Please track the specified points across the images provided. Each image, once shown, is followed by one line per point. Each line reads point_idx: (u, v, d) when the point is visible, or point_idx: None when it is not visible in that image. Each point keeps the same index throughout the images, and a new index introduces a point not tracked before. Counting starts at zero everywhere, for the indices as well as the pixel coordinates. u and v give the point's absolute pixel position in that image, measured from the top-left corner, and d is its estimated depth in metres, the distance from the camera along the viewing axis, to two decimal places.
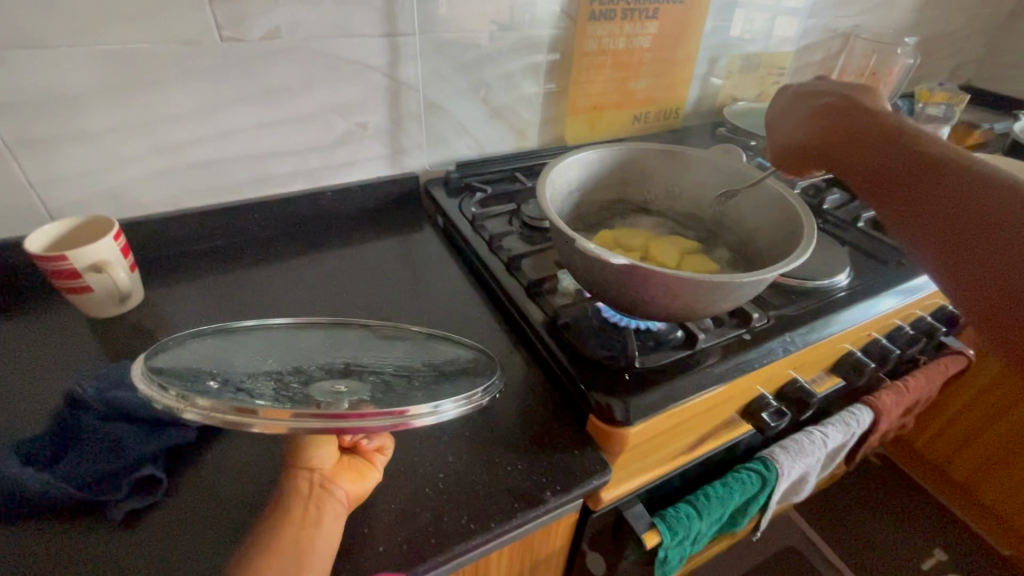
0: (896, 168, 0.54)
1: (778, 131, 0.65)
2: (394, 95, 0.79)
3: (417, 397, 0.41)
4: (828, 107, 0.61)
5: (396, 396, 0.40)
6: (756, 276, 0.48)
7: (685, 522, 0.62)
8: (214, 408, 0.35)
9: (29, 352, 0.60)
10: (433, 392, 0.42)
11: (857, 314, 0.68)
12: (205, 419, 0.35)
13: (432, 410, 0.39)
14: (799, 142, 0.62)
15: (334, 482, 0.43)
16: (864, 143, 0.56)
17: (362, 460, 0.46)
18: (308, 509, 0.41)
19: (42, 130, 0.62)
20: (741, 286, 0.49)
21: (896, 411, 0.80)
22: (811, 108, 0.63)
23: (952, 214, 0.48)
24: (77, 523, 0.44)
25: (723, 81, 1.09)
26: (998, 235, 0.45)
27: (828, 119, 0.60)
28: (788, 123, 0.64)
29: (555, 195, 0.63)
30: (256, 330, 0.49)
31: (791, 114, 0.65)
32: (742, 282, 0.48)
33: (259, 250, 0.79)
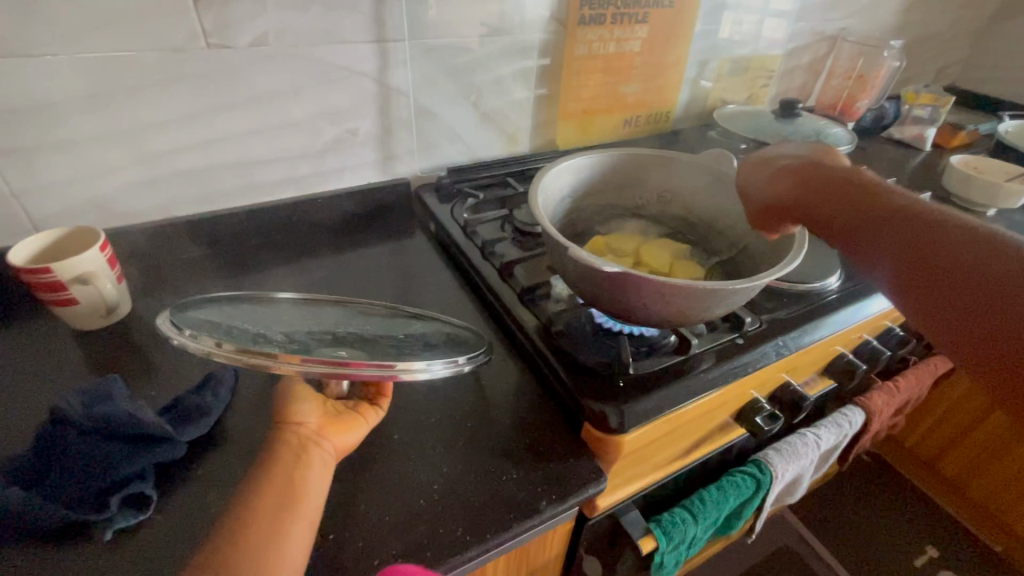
0: (875, 226, 0.50)
1: (751, 189, 0.60)
2: (384, 101, 0.79)
3: (411, 356, 0.46)
4: (798, 167, 0.57)
5: (393, 355, 0.45)
6: (749, 282, 0.49)
7: (680, 526, 0.62)
8: (237, 352, 0.41)
9: (12, 367, 0.58)
10: (427, 354, 0.47)
11: (848, 316, 0.69)
12: (227, 360, 0.41)
13: (424, 368, 0.45)
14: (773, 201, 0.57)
15: (321, 435, 0.46)
16: (846, 201, 0.53)
17: (348, 413, 0.50)
18: (297, 454, 0.44)
19: (24, 139, 0.61)
20: (733, 293, 0.49)
21: (888, 411, 0.81)
22: (778, 168, 0.59)
23: (938, 268, 0.45)
24: (66, 543, 0.43)
25: (713, 84, 1.10)
26: (984, 290, 0.42)
27: (800, 176, 0.56)
28: (756, 181, 0.59)
29: (547, 201, 0.63)
30: (265, 301, 0.52)
31: (759, 171, 0.60)
32: (735, 289, 0.48)
33: (249, 258, 0.78)
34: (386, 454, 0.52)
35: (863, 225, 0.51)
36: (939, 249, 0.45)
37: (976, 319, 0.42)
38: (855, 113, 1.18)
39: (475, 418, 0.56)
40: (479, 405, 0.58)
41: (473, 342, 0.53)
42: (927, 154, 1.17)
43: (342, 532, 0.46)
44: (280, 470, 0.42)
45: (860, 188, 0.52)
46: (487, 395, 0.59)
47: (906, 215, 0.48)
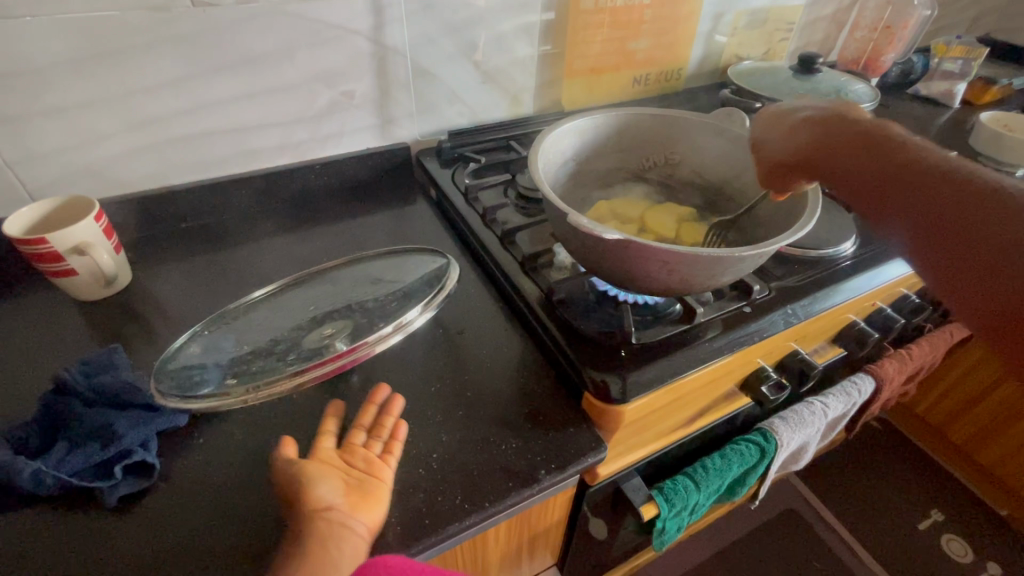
0: (887, 178, 0.47)
1: (766, 142, 0.56)
2: (380, 61, 0.76)
3: (385, 321, 0.52)
4: (817, 117, 0.54)
5: (364, 330, 0.51)
6: (757, 250, 0.47)
7: (682, 493, 0.62)
8: (244, 396, 0.47)
9: (16, 337, 0.59)
10: (391, 315, 0.53)
11: (861, 283, 0.67)
12: (230, 404, 0.46)
13: (404, 324, 0.52)
14: (787, 153, 0.54)
15: (352, 517, 0.42)
16: (863, 151, 0.49)
17: (372, 481, 0.44)
18: (326, 548, 0.39)
19: (13, 107, 0.59)
20: (740, 260, 0.47)
21: (899, 379, 0.79)
22: (793, 121, 0.55)
23: (951, 217, 0.42)
24: (74, 508, 0.44)
25: (728, 38, 1.04)
26: (995, 240, 0.39)
27: (816, 127, 0.53)
28: (772, 135, 0.56)
29: (548, 166, 0.60)
30: (234, 313, 0.56)
31: (774, 126, 0.56)
32: (742, 256, 0.46)
33: (249, 226, 0.77)
34: None
35: (873, 176, 0.48)
36: (955, 198, 0.42)
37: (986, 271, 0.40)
38: (880, 69, 1.12)
39: (474, 388, 0.56)
40: (479, 376, 0.57)
41: (441, 276, 0.57)
42: (955, 111, 1.11)
43: None
44: (314, 568, 0.39)
45: (878, 138, 0.49)
46: (486, 365, 0.58)
47: (921, 163, 0.45)
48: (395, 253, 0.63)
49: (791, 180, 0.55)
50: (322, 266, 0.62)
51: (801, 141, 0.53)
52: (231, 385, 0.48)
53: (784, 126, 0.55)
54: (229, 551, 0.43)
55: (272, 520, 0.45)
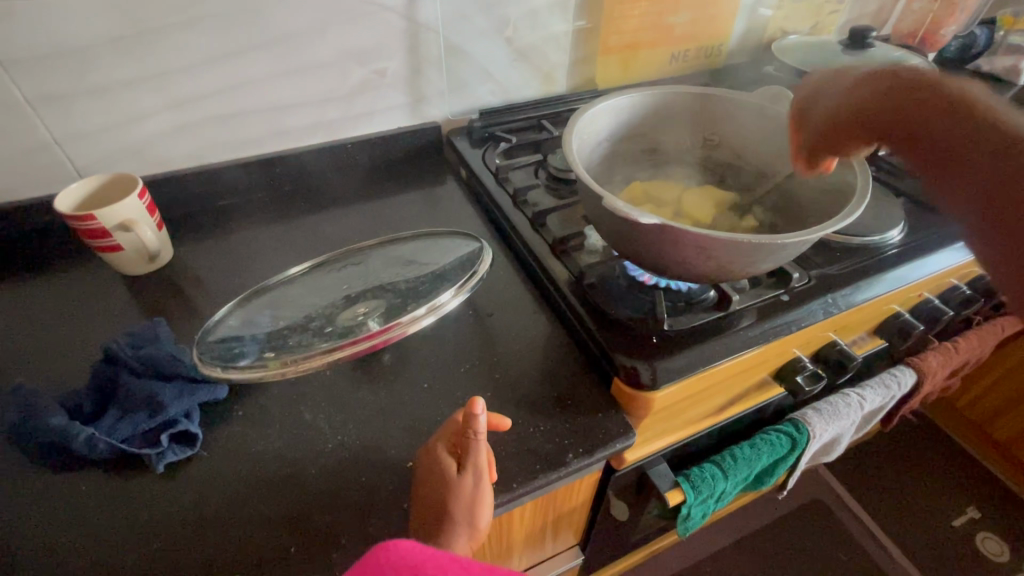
0: (962, 145, 0.41)
1: (815, 104, 0.54)
2: (412, 38, 0.75)
3: (418, 303, 0.52)
4: (879, 78, 0.49)
5: (397, 311, 0.52)
6: (800, 236, 0.45)
7: (709, 481, 0.63)
8: (280, 369, 0.48)
9: (67, 310, 0.62)
10: (424, 298, 0.53)
11: (909, 272, 0.64)
12: (266, 376, 0.48)
13: (437, 308, 0.52)
14: (830, 108, 0.52)
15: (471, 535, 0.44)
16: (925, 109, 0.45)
17: None
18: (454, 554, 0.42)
19: (60, 85, 0.61)
20: (782, 248, 0.46)
21: (942, 373, 0.77)
22: (856, 81, 0.51)
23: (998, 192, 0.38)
24: (125, 472, 0.47)
25: (773, 12, 0.99)
26: None
27: (874, 86, 0.49)
28: (820, 97, 0.54)
29: (582, 148, 0.59)
30: (271, 289, 0.58)
31: (834, 87, 0.53)
32: (784, 244, 0.45)
33: (283, 205, 0.79)
34: (415, 402, 0.53)
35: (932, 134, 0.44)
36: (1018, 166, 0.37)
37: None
38: (937, 43, 1.04)
39: (503, 370, 0.56)
40: (508, 358, 0.57)
41: (474, 260, 0.57)
42: None
43: (373, 477, 0.48)
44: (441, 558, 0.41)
45: (936, 92, 0.44)
46: (515, 348, 0.58)
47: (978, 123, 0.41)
48: (428, 236, 0.63)
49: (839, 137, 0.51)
50: (356, 247, 0.63)
51: (857, 99, 0.50)
52: (270, 358, 0.49)
53: (844, 86, 0.52)
54: (267, 522, 0.45)
55: (312, 493, 0.47)
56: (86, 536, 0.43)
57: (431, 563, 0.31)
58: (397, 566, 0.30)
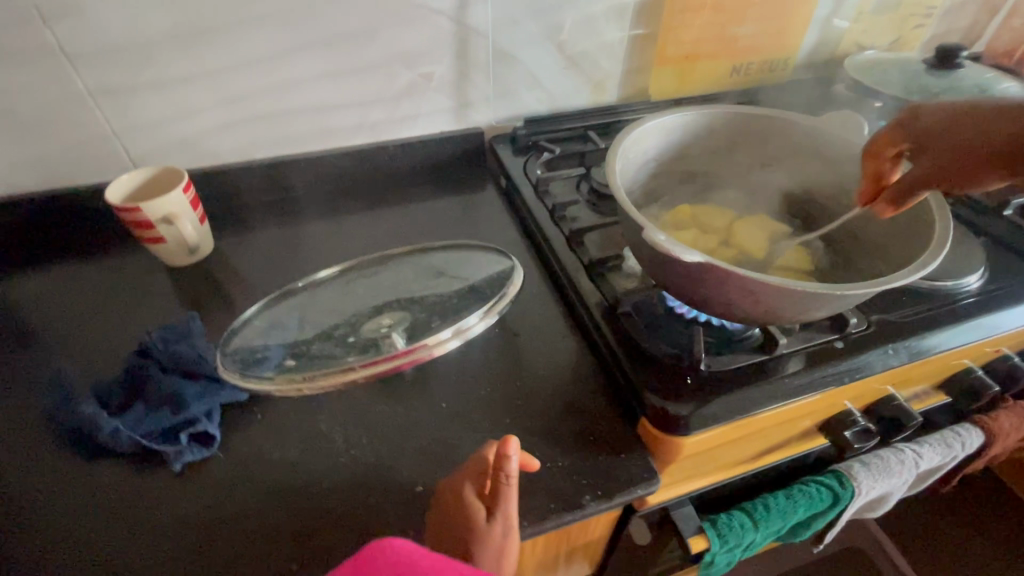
0: None
1: (934, 141, 0.48)
2: (461, 42, 0.73)
3: (443, 323, 0.51)
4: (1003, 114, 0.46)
5: (422, 329, 0.51)
6: (863, 289, 0.41)
7: (738, 530, 0.59)
8: (299, 383, 0.47)
9: (110, 297, 0.64)
10: (451, 318, 0.51)
11: (987, 326, 0.57)
12: (284, 389, 0.47)
13: (462, 331, 0.50)
14: (954, 146, 0.46)
15: None
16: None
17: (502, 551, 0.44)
18: None
19: (120, 79, 0.63)
20: (840, 299, 0.42)
21: (1015, 436, 0.71)
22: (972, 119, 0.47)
23: None
24: (143, 467, 0.47)
25: (849, 24, 0.92)
26: None
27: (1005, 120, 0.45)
28: (941, 132, 0.48)
29: (627, 169, 0.56)
30: (300, 292, 0.58)
31: (944, 122, 0.48)
32: (843, 295, 0.41)
33: (323, 204, 0.79)
34: (432, 421, 0.52)
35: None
36: None
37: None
38: None
39: (525, 396, 0.54)
40: (531, 384, 0.55)
41: (504, 281, 0.54)
42: None
43: (382, 496, 0.47)
44: None
45: None
46: (540, 372, 0.56)
47: None
48: (459, 248, 0.61)
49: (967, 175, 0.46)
50: (388, 252, 0.62)
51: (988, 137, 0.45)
52: (290, 369, 0.48)
53: (958, 121, 0.47)
54: (273, 534, 0.44)
55: (321, 507, 0.46)
56: (102, 529, 0.44)
57: (426, 560, 0.29)
58: (391, 567, 0.29)
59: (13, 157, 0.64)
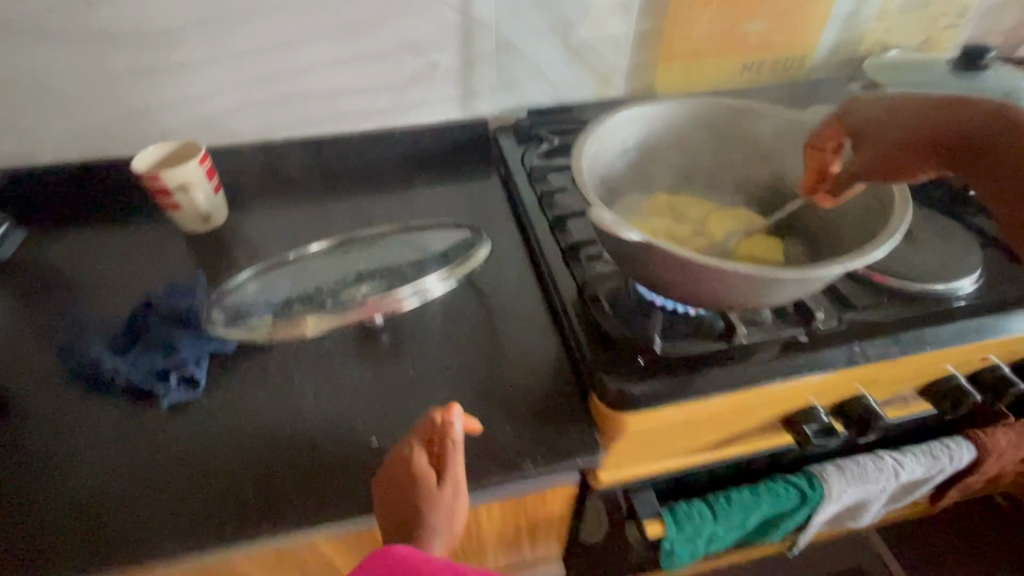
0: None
1: (870, 132, 0.49)
2: (466, 34, 0.77)
3: (405, 284, 0.55)
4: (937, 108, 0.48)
5: (386, 288, 0.55)
6: (793, 274, 0.42)
7: (695, 518, 0.60)
8: (272, 330, 0.53)
9: (133, 256, 0.71)
10: (412, 279, 0.56)
11: (970, 332, 0.55)
12: (259, 336, 0.52)
13: (420, 290, 0.54)
14: (886, 142, 0.49)
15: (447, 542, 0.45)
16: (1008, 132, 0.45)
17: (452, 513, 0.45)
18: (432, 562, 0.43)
19: (153, 60, 0.70)
20: (773, 282, 0.43)
21: (1012, 454, 0.67)
22: (903, 109, 0.49)
23: None
24: (138, 403, 0.53)
25: (873, 23, 0.89)
26: None
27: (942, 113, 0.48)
28: (876, 124, 0.49)
29: (603, 155, 0.57)
30: (290, 263, 0.61)
31: (883, 112, 0.50)
32: (772, 278, 0.42)
33: (331, 184, 0.84)
34: (398, 385, 0.56)
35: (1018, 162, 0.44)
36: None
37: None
38: None
39: (487, 369, 0.57)
40: (494, 357, 0.58)
41: (468, 254, 0.58)
42: None
43: (342, 445, 0.51)
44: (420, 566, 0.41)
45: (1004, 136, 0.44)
46: (505, 348, 0.59)
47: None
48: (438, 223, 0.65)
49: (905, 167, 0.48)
50: (378, 228, 0.66)
51: (910, 133, 0.48)
52: (267, 321, 0.53)
53: (892, 115, 0.49)
54: (240, 469, 0.49)
55: (286, 451, 0.50)
56: (98, 451, 0.50)
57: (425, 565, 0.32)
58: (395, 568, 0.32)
59: (60, 128, 0.73)
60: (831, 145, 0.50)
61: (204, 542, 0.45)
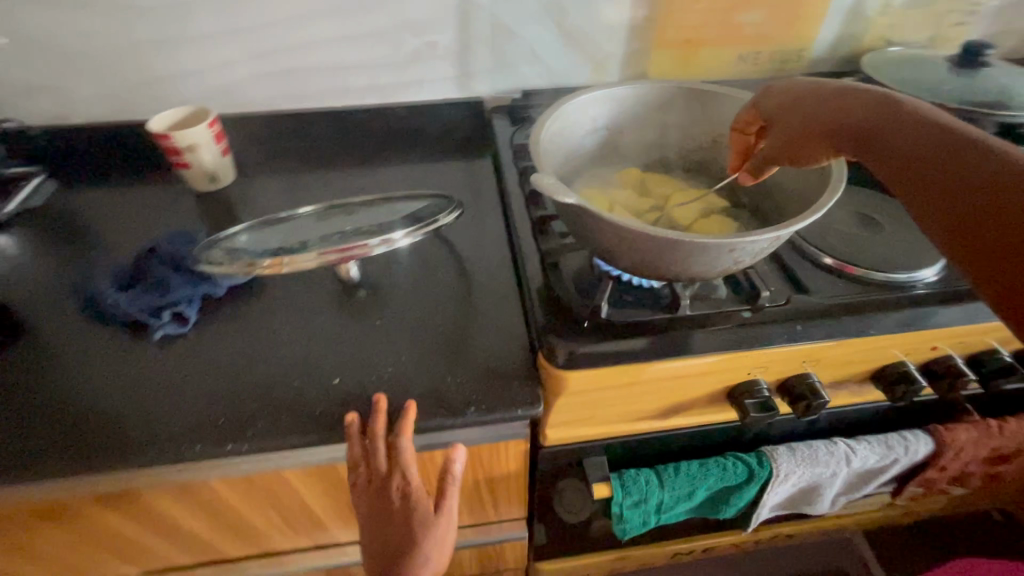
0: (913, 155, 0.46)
1: (778, 117, 0.54)
2: (463, 15, 0.80)
3: (377, 233, 0.58)
4: (833, 92, 0.52)
5: (360, 235, 0.58)
6: (716, 240, 0.44)
7: (642, 484, 0.63)
8: (249, 266, 0.56)
9: (146, 210, 0.78)
10: (382, 231, 0.58)
11: (920, 319, 0.56)
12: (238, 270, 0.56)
13: (387, 240, 0.57)
14: (794, 126, 0.52)
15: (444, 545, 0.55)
16: (891, 118, 0.47)
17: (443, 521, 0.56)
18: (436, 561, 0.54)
19: (173, 30, 0.76)
20: (698, 248, 0.45)
21: (973, 450, 0.68)
22: (808, 95, 0.53)
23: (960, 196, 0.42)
24: (136, 335, 0.60)
25: (876, 17, 0.88)
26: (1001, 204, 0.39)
27: (830, 97, 0.51)
28: (783, 110, 0.54)
29: (568, 128, 0.60)
30: (282, 221, 0.64)
31: (790, 97, 0.54)
32: (696, 242, 0.44)
33: (332, 155, 0.89)
34: (366, 335, 0.60)
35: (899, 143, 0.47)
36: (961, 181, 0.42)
37: (999, 215, 0.39)
38: None
39: (449, 326, 0.61)
40: (458, 317, 0.62)
41: (437, 214, 0.62)
42: None
43: (307, 383, 0.56)
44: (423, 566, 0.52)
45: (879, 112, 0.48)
46: (469, 309, 0.63)
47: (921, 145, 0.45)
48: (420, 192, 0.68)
49: (805, 151, 0.52)
50: (370, 195, 0.71)
51: (809, 117, 0.52)
52: (247, 260, 0.56)
53: (795, 100, 0.53)
54: (216, 397, 0.55)
55: (258, 384, 0.56)
56: (98, 372, 0.57)
57: None
58: None
59: (91, 91, 0.80)
60: (754, 129, 0.57)
61: (176, 456, 0.51)
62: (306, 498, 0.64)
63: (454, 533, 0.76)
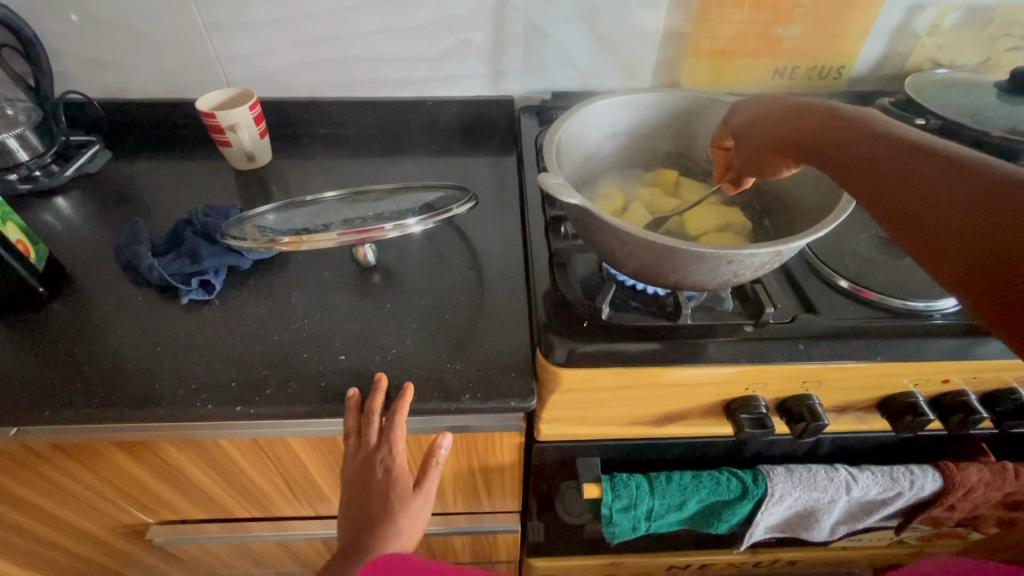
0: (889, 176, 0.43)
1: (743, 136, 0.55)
2: (499, 15, 0.82)
3: (392, 219, 0.61)
4: (794, 108, 0.52)
5: (373, 220, 0.61)
6: (711, 249, 0.44)
7: (633, 489, 0.63)
8: (269, 241, 0.59)
9: (189, 182, 0.83)
10: (394, 218, 0.61)
11: (930, 349, 0.54)
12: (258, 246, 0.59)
13: (400, 226, 0.60)
14: (759, 142, 0.53)
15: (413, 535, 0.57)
16: (870, 144, 0.45)
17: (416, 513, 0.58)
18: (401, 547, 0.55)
19: (224, 16, 0.81)
20: (690, 256, 0.45)
21: (982, 492, 0.65)
22: (772, 111, 0.53)
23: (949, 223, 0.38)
24: (168, 298, 0.65)
25: (923, 37, 0.85)
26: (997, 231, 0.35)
27: (787, 116, 0.51)
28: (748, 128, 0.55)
29: (586, 131, 0.62)
30: (307, 202, 0.67)
31: (757, 113, 0.54)
32: (690, 250, 0.45)
33: (364, 143, 0.93)
34: (376, 316, 0.63)
35: (889, 174, 0.43)
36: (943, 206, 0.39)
37: (990, 245, 0.36)
38: None
39: (455, 315, 0.63)
40: (465, 306, 0.64)
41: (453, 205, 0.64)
42: None
43: (316, 356, 0.59)
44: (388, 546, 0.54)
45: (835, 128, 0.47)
46: (476, 300, 0.65)
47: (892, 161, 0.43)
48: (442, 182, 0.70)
49: (767, 164, 0.53)
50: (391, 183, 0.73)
51: (772, 132, 0.52)
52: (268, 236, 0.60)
53: (759, 116, 0.54)
54: (232, 361, 0.58)
55: (271, 354, 0.59)
56: (130, 328, 0.61)
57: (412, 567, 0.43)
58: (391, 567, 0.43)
59: (148, 68, 0.85)
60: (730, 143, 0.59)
61: (190, 412, 0.55)
62: (308, 467, 0.67)
63: (447, 517, 0.78)
